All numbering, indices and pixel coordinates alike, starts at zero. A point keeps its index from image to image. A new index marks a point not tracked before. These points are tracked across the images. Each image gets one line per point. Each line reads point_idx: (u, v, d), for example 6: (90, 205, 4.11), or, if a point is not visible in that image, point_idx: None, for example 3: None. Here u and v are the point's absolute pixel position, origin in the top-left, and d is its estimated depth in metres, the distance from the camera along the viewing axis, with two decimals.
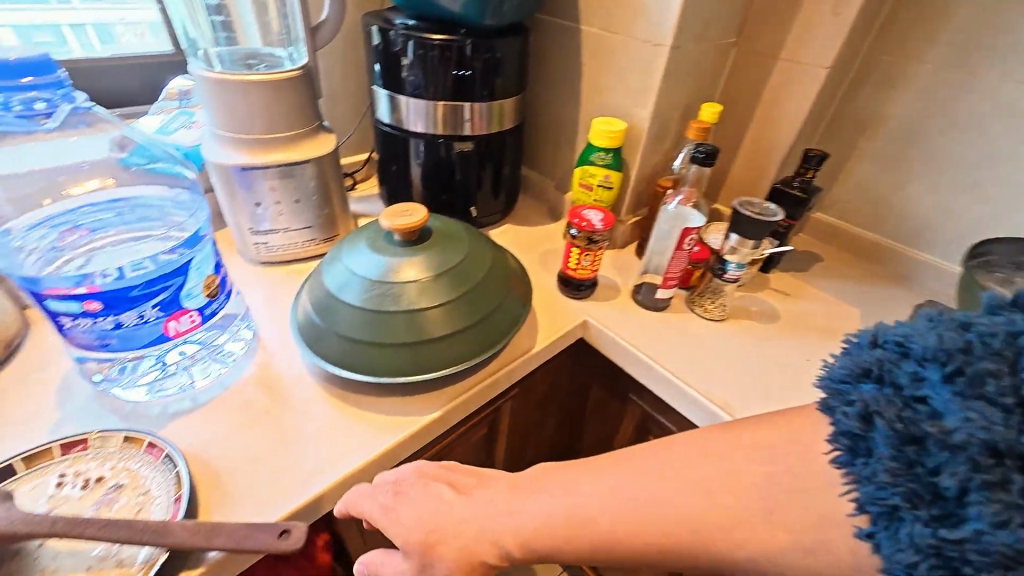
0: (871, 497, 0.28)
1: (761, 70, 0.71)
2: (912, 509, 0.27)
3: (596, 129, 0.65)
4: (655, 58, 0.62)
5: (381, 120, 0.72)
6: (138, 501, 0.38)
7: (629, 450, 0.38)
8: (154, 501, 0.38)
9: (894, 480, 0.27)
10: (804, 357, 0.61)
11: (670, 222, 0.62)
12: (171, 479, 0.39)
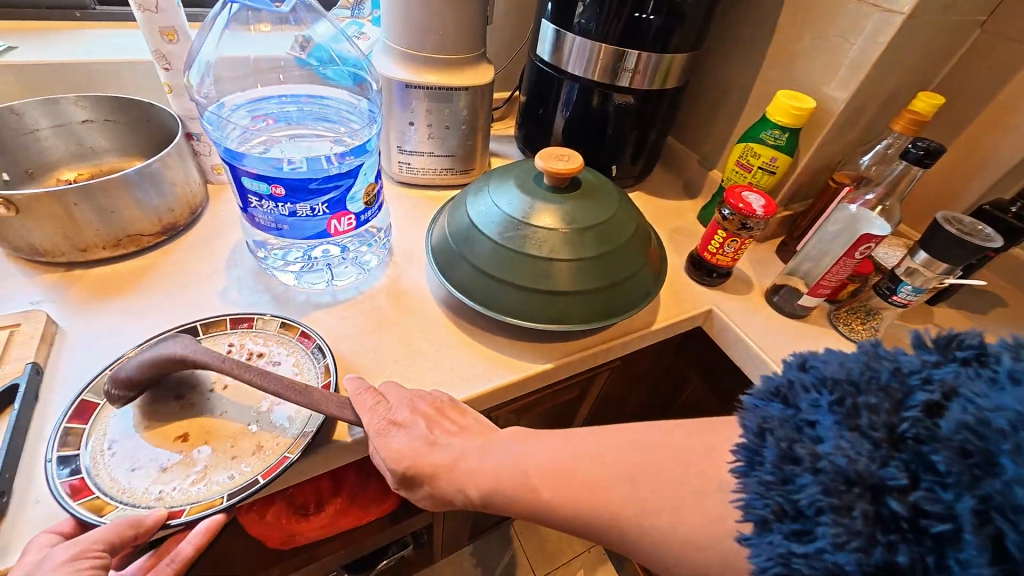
0: (748, 505, 0.28)
1: (1015, 62, 0.57)
2: (779, 521, 0.26)
3: (779, 103, 0.58)
4: (881, 28, 0.52)
5: (539, 58, 0.70)
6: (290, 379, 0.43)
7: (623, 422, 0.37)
8: (302, 383, 0.43)
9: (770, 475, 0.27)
10: None
11: (849, 226, 0.54)
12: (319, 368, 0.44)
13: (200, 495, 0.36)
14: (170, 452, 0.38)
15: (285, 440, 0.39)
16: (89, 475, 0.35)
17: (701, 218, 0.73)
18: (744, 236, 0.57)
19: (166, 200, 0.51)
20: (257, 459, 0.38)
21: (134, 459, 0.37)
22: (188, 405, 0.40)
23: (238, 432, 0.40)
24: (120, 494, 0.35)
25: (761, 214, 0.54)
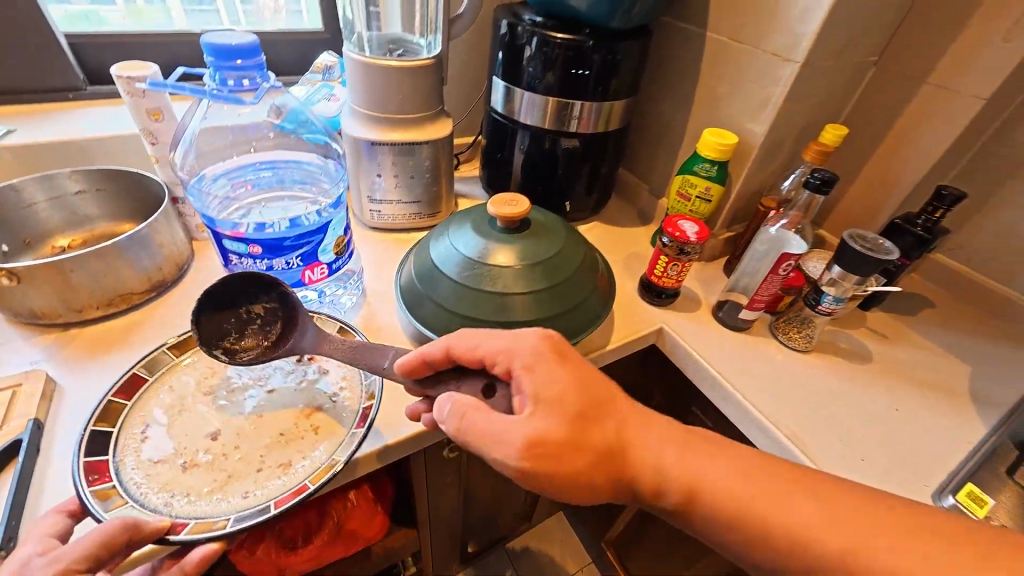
0: None
1: (905, 94, 0.65)
2: None
3: (705, 139, 0.65)
4: (783, 74, 0.60)
5: (494, 109, 0.77)
6: (338, 409, 0.49)
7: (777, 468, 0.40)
8: (346, 415, 0.48)
9: None
10: (892, 406, 0.58)
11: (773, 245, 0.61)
12: (364, 400, 0.49)
13: (212, 509, 0.40)
14: (204, 457, 0.44)
15: (310, 472, 0.44)
16: (121, 463, 0.42)
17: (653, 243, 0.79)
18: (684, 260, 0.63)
19: (154, 259, 0.56)
20: (277, 486, 0.42)
21: (170, 453, 0.43)
22: (237, 417, 0.47)
23: (272, 451, 0.45)
24: (147, 486, 0.41)
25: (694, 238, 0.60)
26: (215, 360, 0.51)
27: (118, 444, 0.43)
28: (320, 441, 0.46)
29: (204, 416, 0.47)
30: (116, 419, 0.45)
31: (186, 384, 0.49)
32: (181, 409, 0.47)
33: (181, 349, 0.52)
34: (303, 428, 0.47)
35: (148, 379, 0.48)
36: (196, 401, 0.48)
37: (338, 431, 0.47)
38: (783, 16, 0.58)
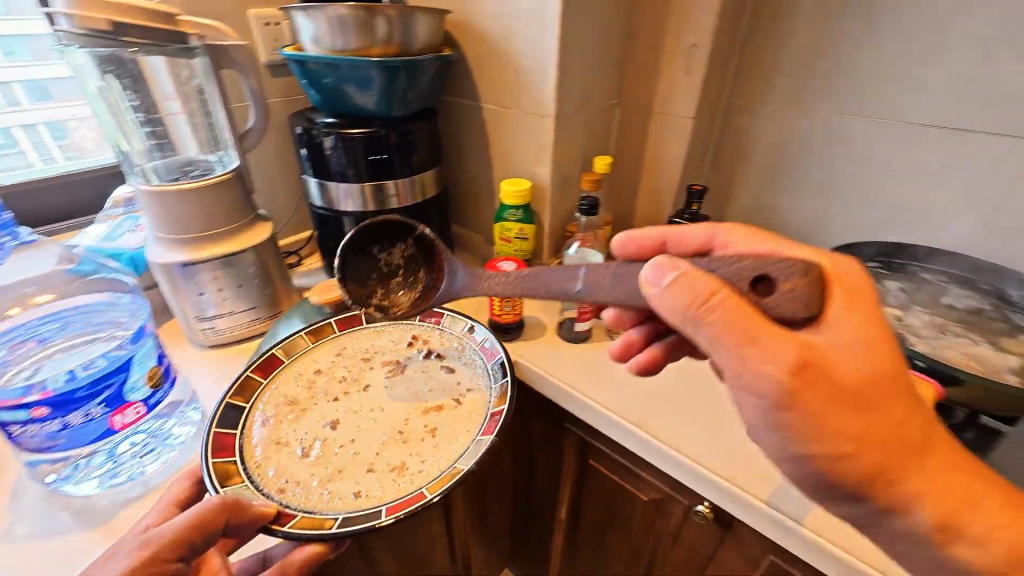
0: None
1: (643, 123, 0.83)
2: None
3: (504, 190, 0.75)
4: (544, 127, 0.72)
5: (314, 203, 0.80)
6: (473, 398, 0.60)
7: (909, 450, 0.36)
8: (471, 419, 0.57)
9: None
10: (708, 368, 0.69)
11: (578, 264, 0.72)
12: (493, 403, 0.58)
13: (322, 502, 0.47)
14: (329, 442, 0.54)
15: (428, 478, 0.50)
16: (245, 449, 0.53)
17: None
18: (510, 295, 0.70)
19: None
20: (391, 492, 0.49)
21: (301, 441, 0.54)
22: (340, 406, 0.59)
23: (388, 450, 0.53)
24: (281, 464, 0.51)
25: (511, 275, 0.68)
26: (330, 352, 0.66)
27: (245, 443, 0.53)
28: (437, 448, 0.54)
29: (323, 410, 0.58)
30: (246, 396, 0.58)
31: (314, 367, 0.64)
32: (302, 417, 0.57)
33: (315, 336, 0.68)
34: (423, 431, 0.56)
35: (283, 361, 0.64)
36: (322, 405, 0.58)
37: (450, 441, 0.55)
38: (527, 83, 0.71)
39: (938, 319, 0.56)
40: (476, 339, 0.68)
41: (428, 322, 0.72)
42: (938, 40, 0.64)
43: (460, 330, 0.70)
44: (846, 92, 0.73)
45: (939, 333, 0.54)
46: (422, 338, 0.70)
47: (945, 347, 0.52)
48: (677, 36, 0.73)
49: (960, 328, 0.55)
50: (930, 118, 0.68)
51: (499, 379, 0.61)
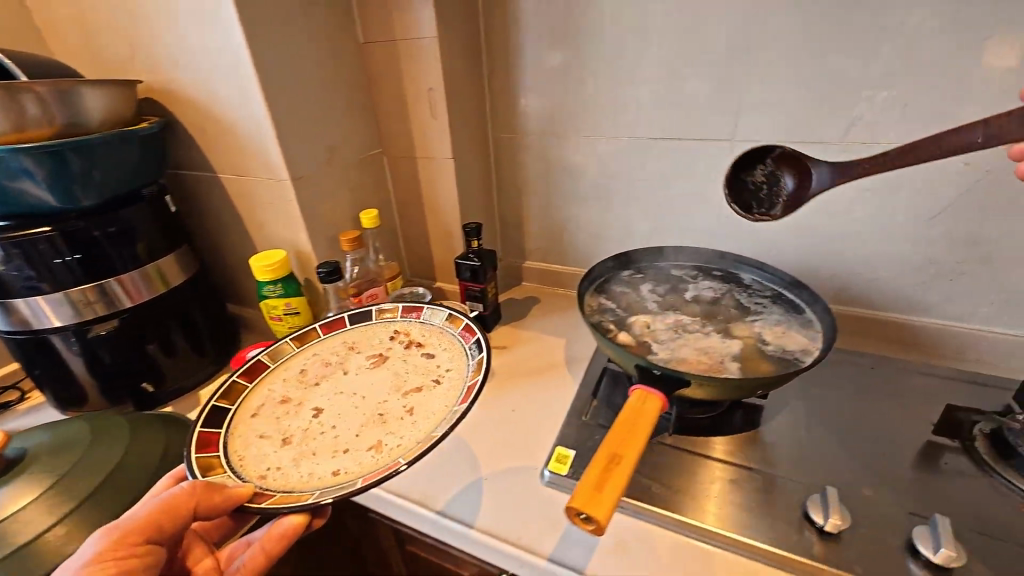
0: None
1: (411, 169, 0.81)
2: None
3: (253, 265, 0.66)
4: (284, 191, 0.66)
5: (5, 327, 0.63)
6: (445, 377, 0.59)
7: None
8: (449, 394, 0.57)
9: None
10: (509, 410, 0.66)
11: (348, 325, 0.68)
12: (469, 376, 0.58)
13: (301, 482, 0.49)
14: (307, 433, 0.54)
15: (403, 450, 0.51)
16: (232, 441, 0.53)
17: None
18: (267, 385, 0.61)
19: None
20: (369, 464, 0.50)
21: (276, 433, 0.55)
22: (350, 402, 0.59)
23: (366, 432, 0.54)
24: (255, 456, 0.52)
25: None
26: (308, 359, 0.64)
27: (233, 424, 0.55)
28: (414, 423, 0.54)
29: (317, 397, 0.60)
30: (234, 398, 0.58)
31: (312, 370, 0.64)
32: (300, 393, 0.60)
33: (303, 339, 0.66)
34: (400, 411, 0.57)
35: (270, 365, 0.63)
36: (313, 394, 0.60)
37: (428, 410, 0.56)
38: (251, 149, 0.64)
39: (682, 316, 0.60)
40: (454, 326, 0.66)
41: (408, 316, 0.70)
42: (637, 64, 0.71)
43: (439, 321, 0.68)
44: (584, 116, 0.78)
45: (680, 331, 0.57)
46: (403, 333, 0.68)
47: (683, 348, 0.55)
48: (413, 81, 0.72)
49: (698, 322, 0.59)
50: (652, 130, 0.74)
51: (474, 354, 0.60)
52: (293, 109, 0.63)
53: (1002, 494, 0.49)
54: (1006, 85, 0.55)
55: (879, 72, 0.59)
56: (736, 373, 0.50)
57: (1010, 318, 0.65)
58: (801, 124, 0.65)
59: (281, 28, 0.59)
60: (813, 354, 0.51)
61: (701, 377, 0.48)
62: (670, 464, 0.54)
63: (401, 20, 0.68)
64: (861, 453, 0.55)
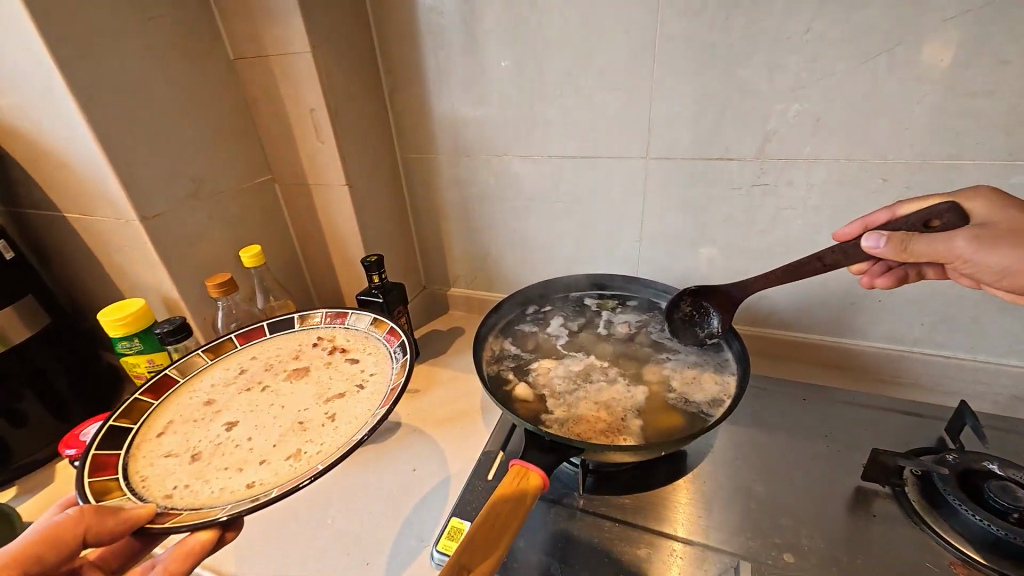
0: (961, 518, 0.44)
1: (306, 197, 0.73)
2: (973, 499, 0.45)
3: (100, 321, 0.54)
4: (135, 232, 0.57)
5: None
6: (374, 378, 0.49)
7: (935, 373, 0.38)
8: (376, 397, 0.47)
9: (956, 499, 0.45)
10: (410, 470, 0.59)
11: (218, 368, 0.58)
12: (394, 378, 0.48)
13: (210, 498, 0.38)
14: (220, 447, 0.44)
15: (325, 456, 0.41)
16: (133, 463, 0.42)
17: None
18: None
19: None
20: (286, 473, 0.40)
21: (184, 448, 0.44)
22: (271, 412, 0.48)
23: (286, 440, 0.44)
24: (160, 474, 0.41)
25: None
26: (227, 369, 0.53)
27: (134, 444, 0.43)
28: (338, 428, 0.44)
29: (234, 406, 0.49)
30: (137, 416, 0.46)
31: (224, 380, 0.52)
32: (214, 405, 0.49)
33: (217, 352, 0.55)
34: (324, 415, 0.46)
35: (179, 382, 0.51)
36: (229, 404, 0.49)
37: (355, 414, 0.45)
38: (90, 187, 0.55)
39: (588, 363, 0.57)
40: (381, 328, 0.55)
41: (333, 321, 0.59)
42: (540, 79, 0.65)
43: (366, 325, 0.57)
44: (492, 135, 0.71)
45: (583, 382, 0.54)
46: (328, 338, 0.57)
47: (584, 402, 0.51)
48: (294, 102, 0.65)
49: (604, 369, 0.56)
50: (563, 148, 0.69)
51: (399, 358, 0.50)
52: (136, 140, 0.54)
53: (932, 549, 0.44)
54: (918, 94, 0.51)
55: (788, 84, 0.55)
56: (631, 435, 0.47)
57: (942, 338, 0.62)
58: (714, 140, 0.61)
59: (111, 49, 0.51)
60: (715, 405, 0.49)
61: (587, 441, 0.45)
62: (577, 533, 0.48)
63: (270, 35, 0.61)
64: (786, 505, 0.50)
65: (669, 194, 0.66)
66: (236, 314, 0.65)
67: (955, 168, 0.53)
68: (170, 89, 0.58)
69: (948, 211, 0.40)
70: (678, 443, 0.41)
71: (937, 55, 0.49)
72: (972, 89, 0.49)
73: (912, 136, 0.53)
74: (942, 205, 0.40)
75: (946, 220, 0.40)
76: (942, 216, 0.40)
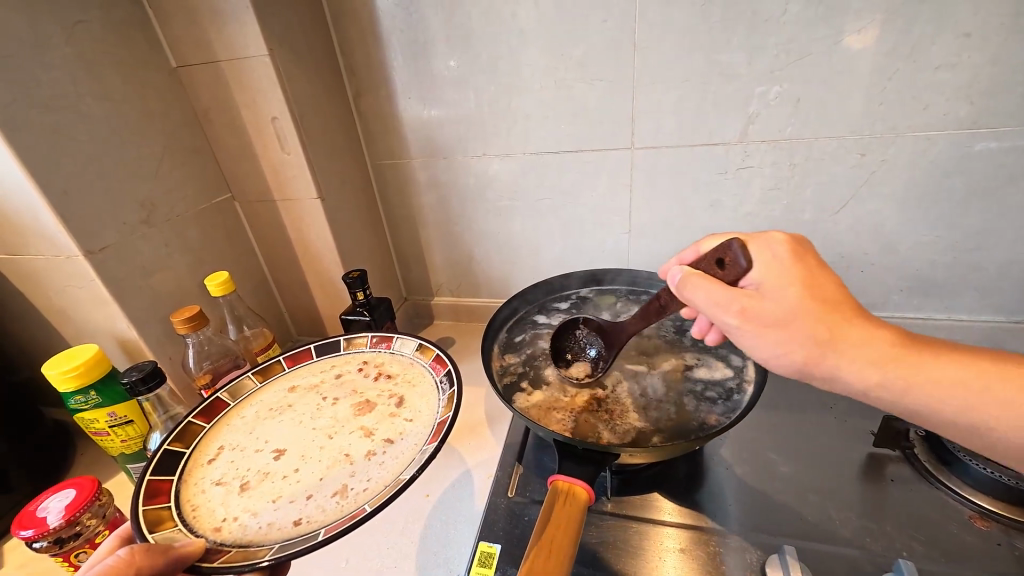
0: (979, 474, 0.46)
1: (273, 213, 0.67)
2: None
3: (47, 376, 0.47)
4: (79, 268, 0.49)
5: None
6: (422, 408, 0.45)
7: (755, 325, 0.34)
8: (423, 430, 0.43)
9: (965, 453, 0.47)
10: (423, 493, 0.55)
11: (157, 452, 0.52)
12: (440, 412, 0.43)
13: (259, 534, 0.36)
14: (269, 478, 0.41)
15: (372, 495, 0.37)
16: (184, 489, 0.39)
17: (123, 492, 0.58)
18: (85, 540, 0.44)
19: None
20: (333, 512, 0.37)
21: (233, 476, 0.41)
22: (318, 441, 0.44)
23: (333, 474, 0.40)
24: (210, 504, 0.38)
25: (62, 521, 0.42)
26: (275, 395, 0.50)
27: (186, 469, 0.41)
28: (384, 463, 0.40)
29: (283, 431, 0.45)
30: (190, 440, 0.43)
31: (267, 406, 0.48)
32: (263, 428, 0.46)
33: (265, 374, 0.52)
34: (371, 447, 0.42)
35: (229, 405, 0.48)
36: (279, 427, 0.46)
37: (402, 449, 0.41)
38: (20, 222, 0.48)
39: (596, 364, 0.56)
40: (427, 354, 0.51)
41: (378, 345, 0.54)
42: (517, 74, 0.62)
43: (412, 351, 0.52)
44: (470, 135, 0.68)
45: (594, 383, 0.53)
46: (374, 363, 0.53)
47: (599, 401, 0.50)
48: (251, 112, 0.59)
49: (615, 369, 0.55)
50: (548, 145, 0.67)
51: (445, 390, 0.46)
52: (69, 162, 0.47)
53: (950, 503, 0.46)
54: (889, 72, 0.53)
55: (767, 66, 0.55)
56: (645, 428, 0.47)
57: (919, 301, 0.66)
58: (698, 127, 0.61)
59: (32, 61, 0.44)
60: (730, 410, 0.47)
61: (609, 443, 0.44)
62: (611, 540, 0.46)
63: (219, 39, 0.55)
64: (807, 480, 0.50)
65: (656, 183, 0.66)
66: (207, 349, 0.59)
67: (927, 139, 0.55)
68: (107, 105, 0.51)
69: (737, 250, 0.35)
70: (705, 438, 0.40)
71: (905, 32, 0.50)
72: (936, 65, 0.51)
73: (884, 111, 0.55)
74: (733, 241, 0.35)
75: (732, 259, 0.35)
76: (732, 255, 0.35)
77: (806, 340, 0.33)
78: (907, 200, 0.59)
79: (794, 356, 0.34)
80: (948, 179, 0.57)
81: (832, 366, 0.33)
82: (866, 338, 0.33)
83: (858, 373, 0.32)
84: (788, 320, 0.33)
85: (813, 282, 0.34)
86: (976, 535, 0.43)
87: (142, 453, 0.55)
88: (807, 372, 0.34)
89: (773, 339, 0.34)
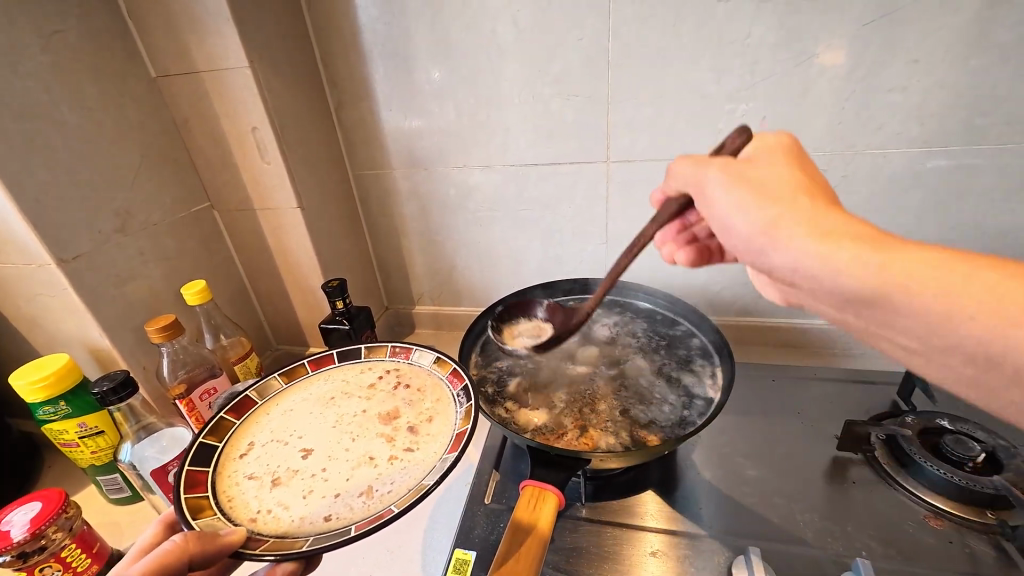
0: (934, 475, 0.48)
1: (252, 222, 0.67)
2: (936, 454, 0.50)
3: (15, 386, 0.46)
4: (52, 276, 0.49)
5: None
6: (444, 418, 0.45)
7: (727, 176, 0.35)
8: (444, 437, 0.43)
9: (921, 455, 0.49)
10: None
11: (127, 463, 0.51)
12: (457, 424, 0.43)
13: (293, 526, 0.36)
14: (299, 475, 0.41)
15: (398, 496, 0.37)
16: (219, 480, 0.39)
17: (93, 504, 0.57)
18: (51, 554, 0.43)
19: None
20: (361, 511, 0.37)
21: (265, 471, 0.41)
22: (342, 444, 0.44)
23: (359, 475, 0.41)
24: (244, 496, 0.38)
25: (27, 534, 0.41)
26: (305, 395, 0.50)
27: (220, 460, 0.41)
28: (408, 466, 0.41)
29: (310, 431, 0.45)
30: (223, 434, 0.43)
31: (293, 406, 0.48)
32: (294, 426, 0.46)
33: (291, 376, 0.51)
34: (395, 452, 0.43)
35: (257, 403, 0.48)
36: (307, 427, 0.46)
37: (427, 454, 0.42)
38: None
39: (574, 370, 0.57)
40: (445, 365, 0.50)
41: (399, 354, 0.54)
42: (495, 88, 0.64)
43: (430, 362, 0.52)
44: (451, 146, 0.69)
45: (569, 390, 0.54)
46: (396, 372, 0.52)
47: (573, 411, 0.51)
48: (231, 121, 0.60)
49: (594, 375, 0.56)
50: (528, 157, 0.68)
51: (462, 403, 0.45)
52: (41, 169, 0.47)
53: (907, 504, 0.48)
54: (846, 93, 0.56)
55: (734, 86, 0.58)
56: (619, 434, 0.48)
57: None
58: (669, 142, 0.63)
59: (5, 70, 0.44)
60: (703, 417, 0.49)
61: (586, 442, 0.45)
62: (584, 544, 0.47)
63: (199, 50, 0.56)
64: (774, 482, 0.52)
65: (632, 195, 0.68)
66: (183, 357, 0.58)
67: (883, 156, 0.58)
68: (84, 114, 0.51)
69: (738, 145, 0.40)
70: (673, 442, 0.41)
71: (858, 56, 0.54)
72: (888, 87, 0.54)
73: (843, 130, 0.58)
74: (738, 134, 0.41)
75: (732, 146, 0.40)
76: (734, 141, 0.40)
77: (773, 200, 0.33)
78: (868, 213, 0.62)
79: (753, 210, 0.33)
80: (904, 194, 0.60)
81: (787, 228, 0.31)
82: (836, 214, 0.31)
83: (812, 244, 0.30)
84: (763, 175, 0.34)
85: (806, 172, 0.35)
86: (931, 535, 0.45)
87: (113, 465, 0.54)
88: (762, 235, 0.33)
89: (736, 178, 0.35)
